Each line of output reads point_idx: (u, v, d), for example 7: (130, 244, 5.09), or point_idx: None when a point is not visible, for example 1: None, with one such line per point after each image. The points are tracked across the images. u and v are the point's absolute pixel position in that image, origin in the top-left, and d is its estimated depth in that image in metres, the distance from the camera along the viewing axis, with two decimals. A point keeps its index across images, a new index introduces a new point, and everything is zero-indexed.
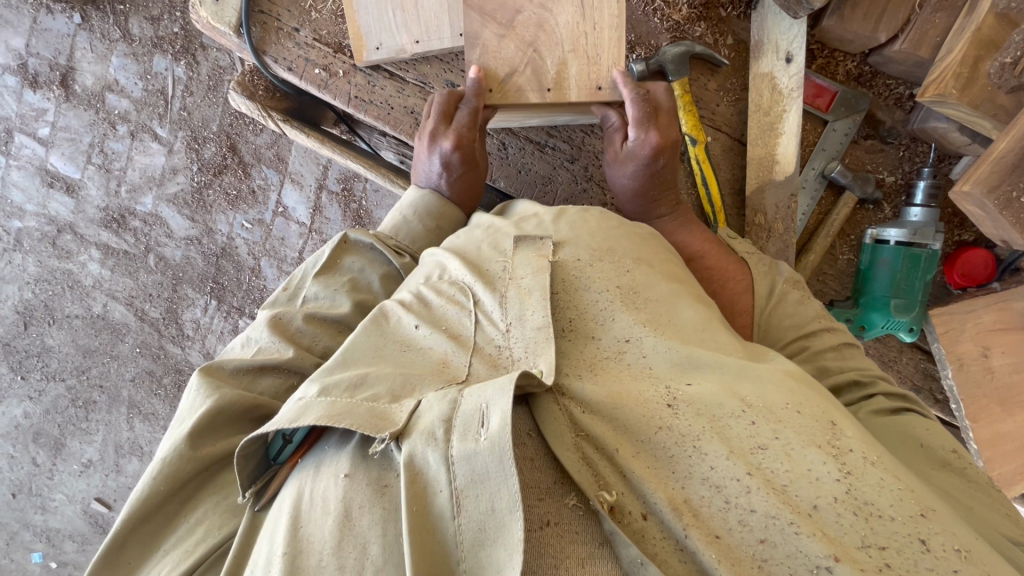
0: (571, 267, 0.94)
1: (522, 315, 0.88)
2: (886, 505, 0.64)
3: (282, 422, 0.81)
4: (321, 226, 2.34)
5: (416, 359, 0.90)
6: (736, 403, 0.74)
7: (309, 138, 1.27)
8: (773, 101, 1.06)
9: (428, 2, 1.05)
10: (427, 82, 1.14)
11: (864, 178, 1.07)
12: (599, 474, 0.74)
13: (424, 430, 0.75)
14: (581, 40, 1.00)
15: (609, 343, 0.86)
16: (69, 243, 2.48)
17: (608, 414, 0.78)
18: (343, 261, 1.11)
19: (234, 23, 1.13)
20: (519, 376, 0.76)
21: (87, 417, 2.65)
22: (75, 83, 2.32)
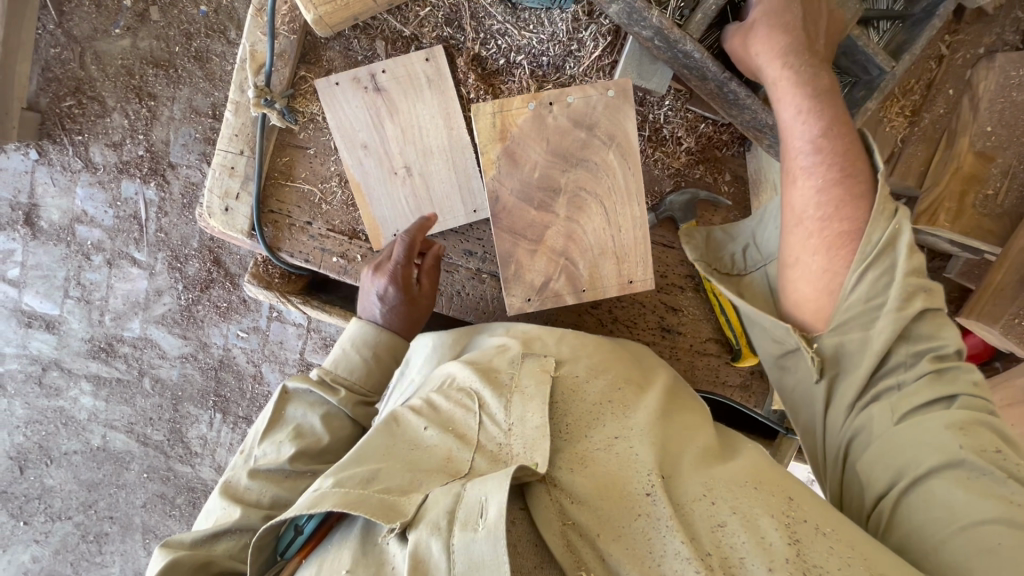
0: (571, 380, 1.14)
1: (523, 417, 1.05)
2: (833, 568, 0.84)
3: (299, 508, 0.94)
4: (319, 324, 2.34)
5: (424, 458, 1.04)
6: (705, 499, 0.94)
7: (331, 314, 1.44)
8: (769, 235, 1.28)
9: (437, 189, 1.32)
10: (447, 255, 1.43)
11: None
12: (581, 558, 0.90)
13: (429, 521, 0.88)
14: (610, 245, 1.20)
15: (600, 439, 1.04)
16: (56, 379, 2.39)
17: (593, 506, 0.94)
18: (286, 411, 1.28)
19: (245, 229, 1.35)
20: (515, 470, 0.90)
21: (100, 550, 2.56)
22: (41, 219, 2.23)
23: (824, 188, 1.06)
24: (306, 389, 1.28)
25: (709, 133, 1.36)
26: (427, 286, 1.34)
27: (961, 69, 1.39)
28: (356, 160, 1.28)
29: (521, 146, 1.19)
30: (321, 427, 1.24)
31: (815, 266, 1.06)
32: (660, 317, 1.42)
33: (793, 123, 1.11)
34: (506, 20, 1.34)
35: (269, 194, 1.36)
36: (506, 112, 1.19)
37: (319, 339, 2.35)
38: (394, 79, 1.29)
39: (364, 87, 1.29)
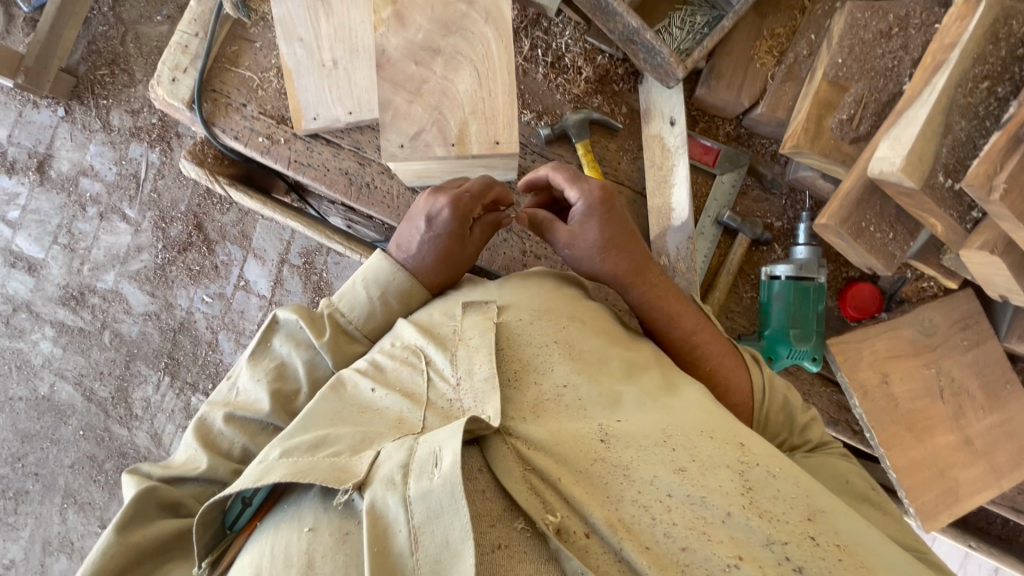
0: (515, 327, 1.05)
1: (471, 371, 0.97)
2: (781, 511, 0.82)
3: (246, 483, 0.89)
4: (282, 298, 2.41)
5: (374, 419, 0.97)
6: (664, 447, 0.88)
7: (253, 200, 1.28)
8: (664, 159, 1.12)
9: (360, 79, 1.12)
10: (360, 148, 1.18)
11: (752, 222, 1.13)
12: (545, 501, 0.84)
13: (383, 477, 0.84)
14: (480, 104, 0.90)
15: (549, 387, 0.97)
16: (22, 321, 2.46)
17: (549, 451, 0.88)
18: (272, 343, 1.12)
19: (187, 99, 1.17)
20: (467, 421, 0.85)
21: (16, 509, 2.48)
22: (51, 168, 2.44)
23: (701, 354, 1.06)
24: (294, 322, 1.11)
25: (606, 66, 1.16)
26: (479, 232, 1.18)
27: (823, 20, 1.09)
28: (287, 47, 1.12)
29: None
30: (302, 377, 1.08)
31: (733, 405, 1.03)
32: None
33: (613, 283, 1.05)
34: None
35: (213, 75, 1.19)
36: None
37: None
38: None
39: None
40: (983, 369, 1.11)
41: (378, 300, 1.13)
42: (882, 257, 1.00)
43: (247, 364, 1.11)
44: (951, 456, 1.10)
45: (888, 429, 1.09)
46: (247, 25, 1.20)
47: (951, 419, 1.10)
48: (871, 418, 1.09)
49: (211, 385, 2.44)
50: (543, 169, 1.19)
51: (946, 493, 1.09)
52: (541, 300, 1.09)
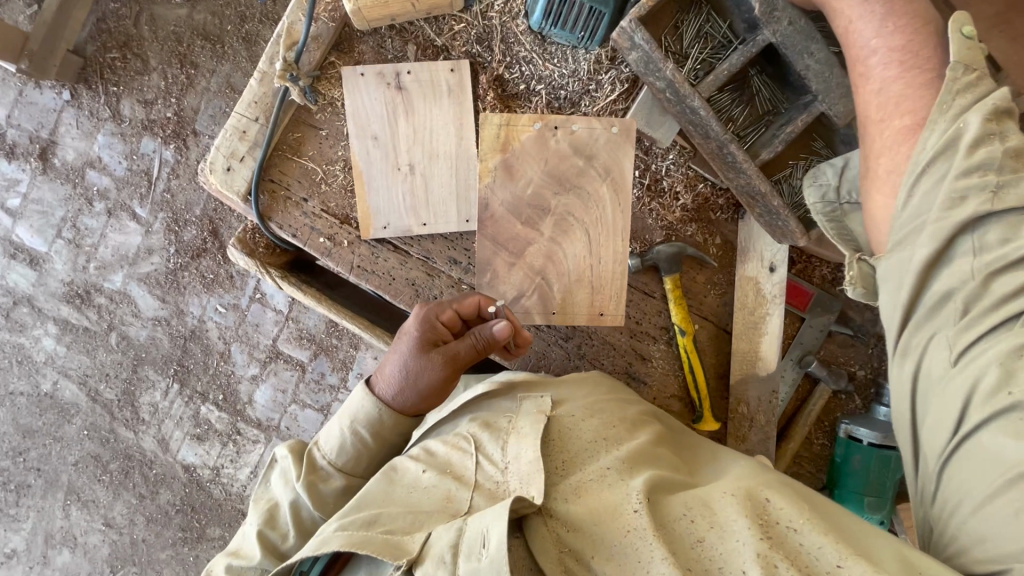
0: (567, 422, 1.11)
1: (518, 456, 1.05)
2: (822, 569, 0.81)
3: (309, 552, 1.00)
4: (298, 314, 2.33)
5: (422, 500, 1.05)
6: (688, 515, 0.91)
7: (306, 295, 1.43)
8: (757, 302, 1.30)
9: (435, 195, 1.35)
10: (430, 257, 1.38)
11: (837, 374, 1.33)
12: (573, 574, 0.91)
13: (436, 555, 0.92)
14: (586, 273, 1.24)
15: (593, 470, 1.01)
16: (24, 315, 2.35)
17: (585, 526, 0.93)
18: (286, 478, 1.22)
19: (243, 191, 1.38)
20: (512, 502, 0.91)
21: (17, 502, 2.45)
22: (55, 156, 2.27)
23: (893, 84, 0.96)
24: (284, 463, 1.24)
25: (707, 195, 1.34)
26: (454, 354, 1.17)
27: None
28: (361, 142, 1.34)
29: (520, 161, 1.24)
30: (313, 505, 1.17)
31: (889, 167, 0.93)
32: (630, 363, 1.34)
33: (877, 93, 0.98)
34: (532, 49, 1.39)
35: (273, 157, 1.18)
36: (512, 127, 1.24)
37: (295, 330, 2.34)
38: (417, 81, 1.35)
39: (387, 84, 1.35)
40: None
41: (349, 433, 1.20)
42: None
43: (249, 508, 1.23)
44: None
45: None
46: (314, 109, 1.41)
47: None
48: None
49: (223, 396, 2.38)
50: None
51: None
52: (587, 396, 1.18)
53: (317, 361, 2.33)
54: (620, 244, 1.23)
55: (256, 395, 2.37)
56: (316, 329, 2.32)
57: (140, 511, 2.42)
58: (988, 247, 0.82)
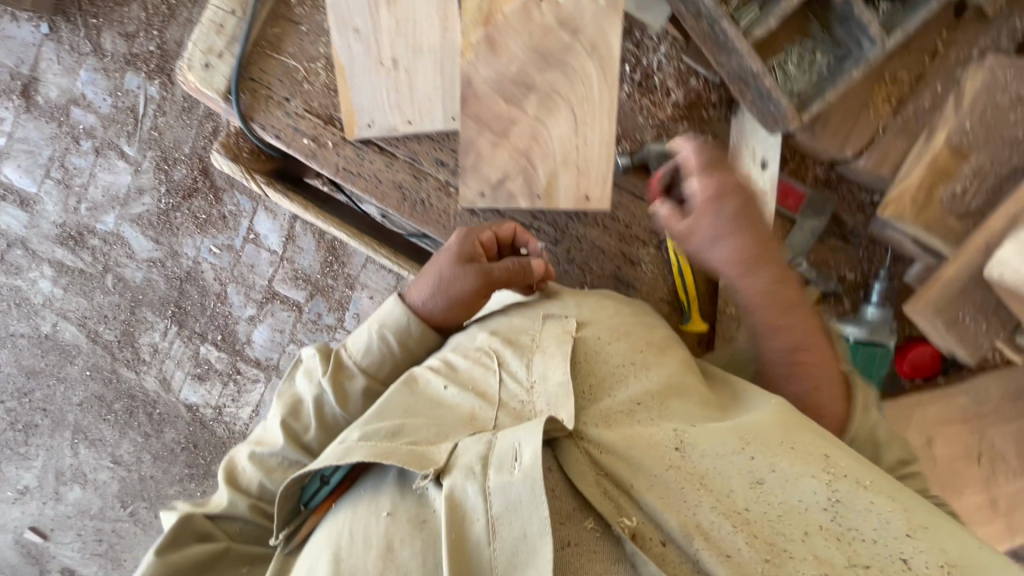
0: (592, 342, 1.06)
1: (545, 376, 0.99)
2: (869, 531, 0.79)
3: (329, 461, 0.92)
4: (293, 255, 2.33)
5: (447, 415, 0.99)
6: (744, 456, 0.87)
7: (292, 202, 1.42)
8: (754, 199, 1.16)
9: (420, 91, 1.29)
10: (416, 159, 1.35)
11: (826, 274, 1.16)
12: (618, 505, 0.84)
13: (462, 466, 0.85)
14: (572, 154, 1.18)
15: (623, 401, 0.97)
16: (18, 258, 2.35)
17: (624, 454, 0.88)
18: (305, 380, 1.18)
19: (222, 89, 1.36)
20: (546, 420, 0.85)
21: (26, 441, 2.51)
22: (37, 93, 2.21)
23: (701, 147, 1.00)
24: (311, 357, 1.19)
25: (698, 91, 1.29)
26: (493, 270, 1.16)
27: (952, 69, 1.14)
28: (343, 38, 1.29)
29: (503, 33, 1.18)
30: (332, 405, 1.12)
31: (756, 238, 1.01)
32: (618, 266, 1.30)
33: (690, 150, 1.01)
34: None
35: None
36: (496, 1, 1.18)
37: (290, 271, 2.34)
38: None
39: None
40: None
41: (376, 336, 1.17)
42: (967, 343, 1.09)
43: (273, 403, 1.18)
44: (974, 513, 1.15)
45: None
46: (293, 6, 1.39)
47: (982, 480, 1.15)
48: None
49: (221, 336, 2.41)
50: None
51: None
52: (616, 320, 1.13)
53: (313, 301, 2.34)
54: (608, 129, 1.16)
55: (254, 335, 2.39)
56: (311, 270, 2.32)
57: (146, 448, 2.49)
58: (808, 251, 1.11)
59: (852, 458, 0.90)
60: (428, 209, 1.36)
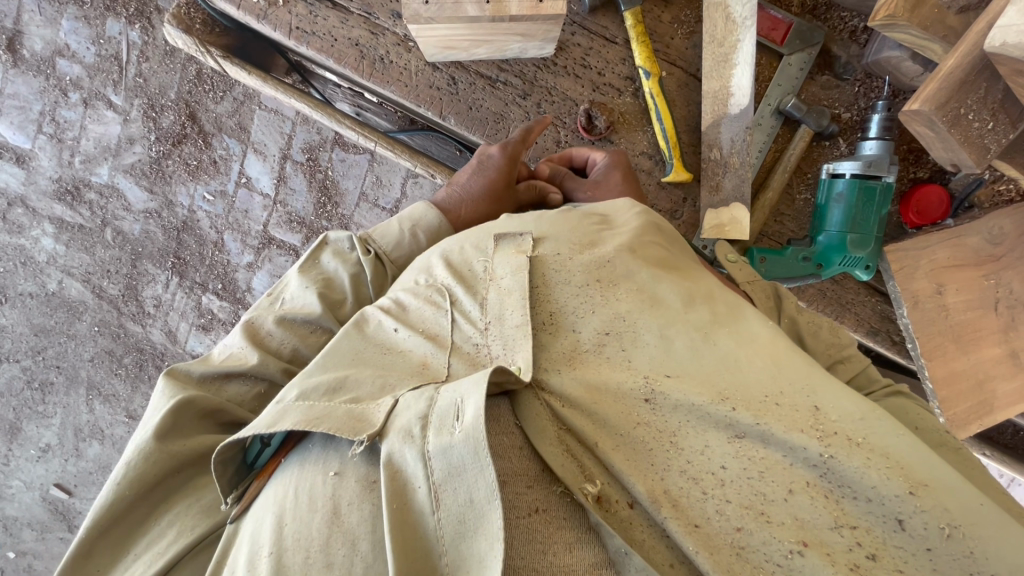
0: (551, 262, 0.77)
1: (501, 315, 0.73)
2: (866, 487, 0.54)
3: (258, 429, 0.68)
4: (285, 197, 2.21)
5: (394, 364, 0.75)
6: (723, 406, 0.61)
7: (251, 75, 1.17)
8: (727, 31, 0.96)
9: None
10: (371, 13, 1.02)
11: (819, 111, 0.99)
12: (583, 466, 0.63)
13: (400, 427, 0.64)
14: None
15: (589, 336, 0.71)
16: (21, 216, 2.40)
17: (587, 410, 0.65)
18: (320, 259, 0.97)
19: None
20: (495, 371, 0.64)
21: (43, 400, 2.57)
22: (23, 47, 2.21)
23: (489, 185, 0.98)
24: (345, 236, 0.98)
25: None
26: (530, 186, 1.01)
27: None
28: None
29: None
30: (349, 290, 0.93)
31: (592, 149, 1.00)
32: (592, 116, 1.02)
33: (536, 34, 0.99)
34: None
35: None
36: None
37: (284, 214, 2.23)
38: None
39: None
40: None
41: (406, 231, 0.97)
42: (975, 151, 0.81)
43: (293, 275, 0.96)
44: (994, 367, 1.04)
45: (932, 341, 1.03)
46: None
47: (1001, 331, 1.04)
48: (918, 328, 1.03)
49: (221, 286, 2.35)
50: (584, 44, 1.02)
51: (980, 404, 1.05)
52: (582, 229, 0.81)
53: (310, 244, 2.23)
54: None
55: (253, 282, 2.32)
56: (304, 211, 2.20)
57: None
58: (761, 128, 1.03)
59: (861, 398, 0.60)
60: (388, 68, 1.03)
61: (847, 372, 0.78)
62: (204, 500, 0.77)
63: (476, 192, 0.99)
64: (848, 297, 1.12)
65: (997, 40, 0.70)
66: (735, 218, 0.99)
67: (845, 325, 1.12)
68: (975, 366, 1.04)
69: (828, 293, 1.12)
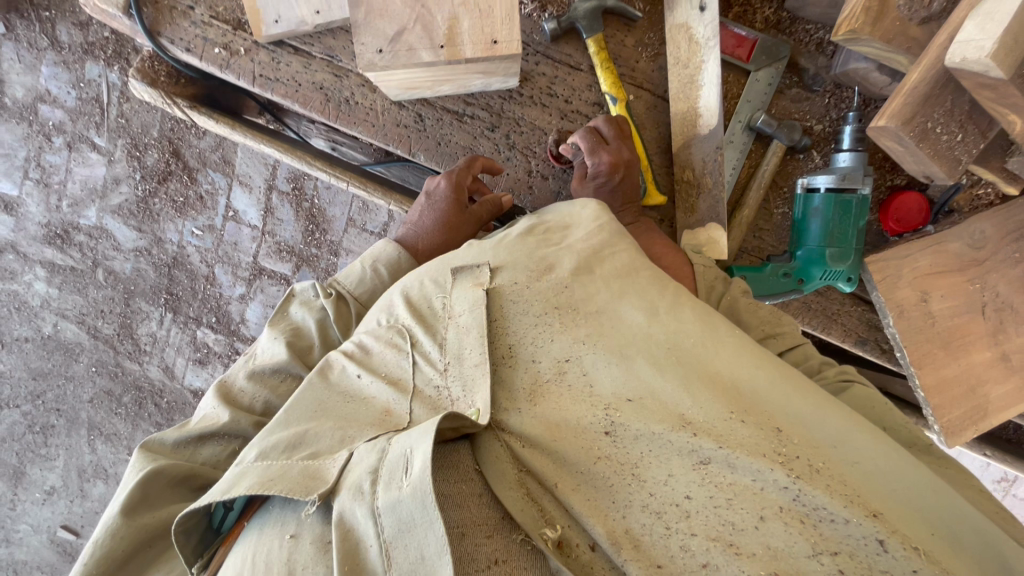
0: (510, 293, 0.75)
1: (460, 354, 0.73)
2: (836, 508, 0.52)
3: (215, 495, 0.69)
4: (274, 228, 2.20)
5: (357, 413, 0.75)
6: (684, 433, 0.60)
7: (218, 123, 1.18)
8: (691, 53, 0.95)
9: None
10: (334, 56, 1.02)
11: (790, 125, 0.98)
12: (543, 509, 0.63)
13: (351, 484, 0.64)
14: None
15: (549, 365, 0.69)
16: (12, 262, 2.41)
17: (547, 448, 0.65)
18: (287, 311, 0.97)
19: (122, 4, 1.03)
20: (445, 418, 0.63)
21: (46, 442, 2.57)
22: (5, 95, 2.21)
23: (440, 216, 0.97)
24: (309, 284, 0.97)
25: None
26: (483, 211, 1.00)
27: None
28: None
29: None
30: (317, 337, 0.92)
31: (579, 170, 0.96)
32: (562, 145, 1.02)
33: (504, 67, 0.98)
34: None
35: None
36: None
37: (273, 244, 2.23)
38: None
39: None
40: None
41: (369, 269, 0.97)
42: (946, 163, 0.80)
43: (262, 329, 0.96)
44: (985, 372, 1.03)
45: (920, 349, 1.02)
46: None
47: (990, 335, 1.02)
48: (905, 337, 1.02)
49: (215, 319, 2.35)
50: (549, 73, 1.01)
51: (974, 409, 1.03)
52: (537, 251, 0.78)
53: (301, 273, 2.22)
54: (530, 22, 1.00)
55: (247, 313, 2.32)
56: (293, 241, 2.19)
57: None
58: (733, 148, 1.02)
59: (822, 413, 0.59)
60: (354, 109, 1.03)
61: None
62: (178, 570, 0.77)
63: (430, 226, 0.98)
64: (833, 305, 1.10)
65: (958, 55, 0.69)
66: (712, 239, 0.98)
67: (831, 336, 1.11)
68: (966, 373, 1.02)
69: (813, 305, 1.10)
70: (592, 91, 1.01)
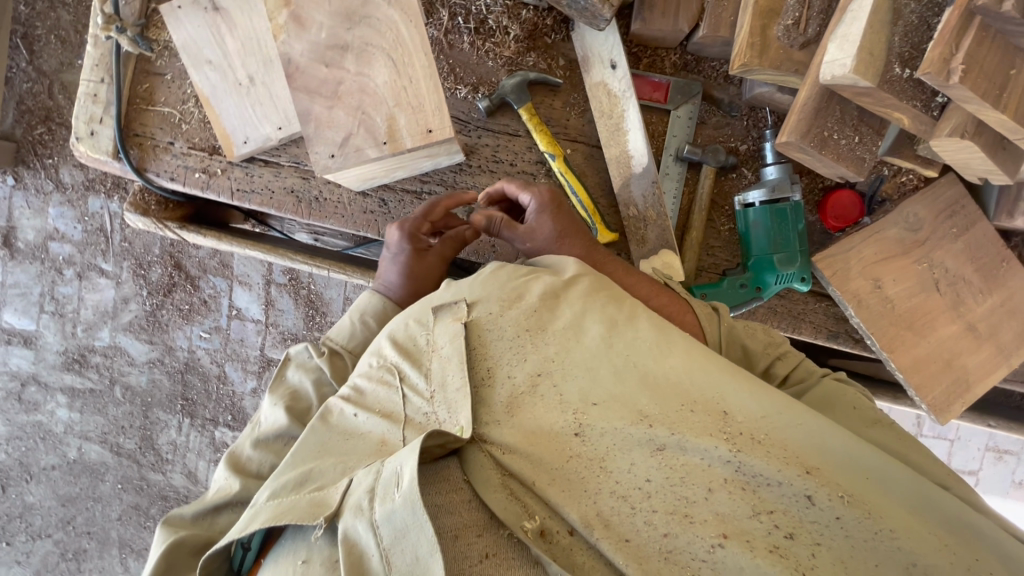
0: (486, 323, 0.78)
1: (444, 381, 0.76)
2: (771, 474, 0.61)
3: (233, 533, 0.75)
4: (276, 318, 2.31)
5: (355, 449, 0.79)
6: (642, 424, 0.66)
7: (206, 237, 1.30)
8: (612, 104, 1.06)
9: (277, 88, 1.07)
10: (300, 162, 1.14)
11: (714, 149, 1.07)
12: (525, 503, 0.67)
13: (353, 504, 0.69)
14: (403, 93, 0.86)
15: (523, 378, 0.73)
16: (35, 393, 2.52)
17: (523, 452, 0.69)
18: (285, 374, 1.03)
19: (112, 150, 1.17)
20: (428, 435, 0.67)
21: (79, 568, 2.58)
22: (18, 239, 2.39)
23: (408, 265, 1.03)
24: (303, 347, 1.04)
25: (533, 19, 1.08)
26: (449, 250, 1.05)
27: None
28: (199, 74, 1.08)
29: None
30: (314, 395, 0.98)
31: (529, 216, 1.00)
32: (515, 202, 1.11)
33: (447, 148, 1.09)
34: None
35: (132, 119, 1.18)
36: None
37: (278, 334, 2.32)
38: None
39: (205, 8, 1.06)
40: (976, 252, 1.06)
41: (358, 323, 1.02)
42: (852, 163, 0.88)
43: (265, 395, 1.02)
44: (956, 344, 1.06)
45: (888, 332, 1.06)
46: (152, 58, 1.18)
47: (951, 308, 1.06)
48: (869, 325, 1.06)
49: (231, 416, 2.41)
50: (492, 143, 1.13)
51: (955, 383, 1.06)
52: (509, 280, 0.81)
53: None
54: (467, 103, 1.12)
55: None
56: (296, 327, 2.29)
57: None
58: (669, 179, 1.11)
59: (767, 393, 0.66)
60: (323, 205, 1.15)
61: (788, 369, 0.86)
62: None
63: (399, 278, 1.04)
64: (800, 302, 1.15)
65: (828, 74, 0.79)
66: (668, 263, 1.04)
67: (803, 333, 1.16)
68: (938, 348, 1.06)
69: (779, 309, 1.15)
70: (533, 152, 1.12)
